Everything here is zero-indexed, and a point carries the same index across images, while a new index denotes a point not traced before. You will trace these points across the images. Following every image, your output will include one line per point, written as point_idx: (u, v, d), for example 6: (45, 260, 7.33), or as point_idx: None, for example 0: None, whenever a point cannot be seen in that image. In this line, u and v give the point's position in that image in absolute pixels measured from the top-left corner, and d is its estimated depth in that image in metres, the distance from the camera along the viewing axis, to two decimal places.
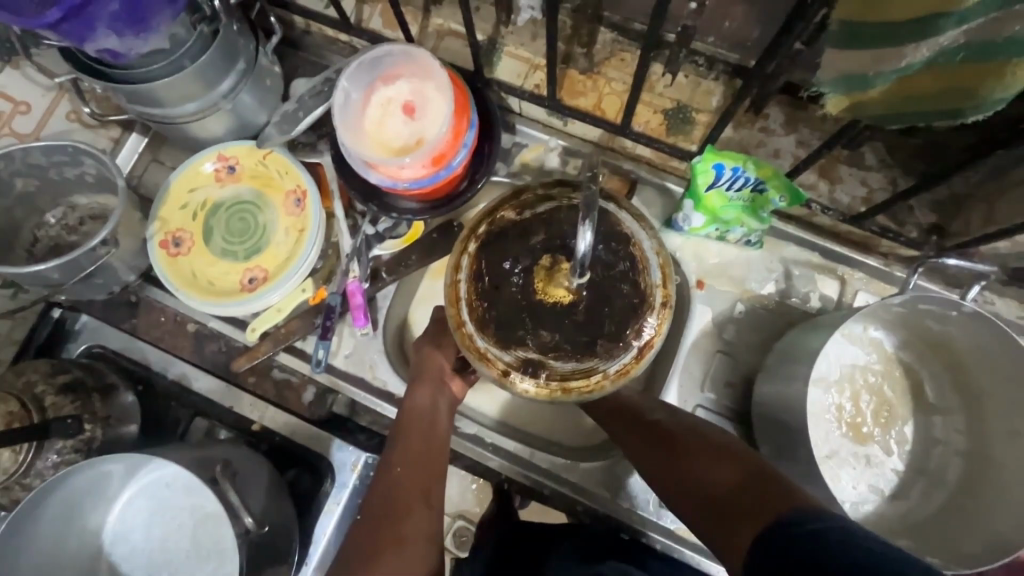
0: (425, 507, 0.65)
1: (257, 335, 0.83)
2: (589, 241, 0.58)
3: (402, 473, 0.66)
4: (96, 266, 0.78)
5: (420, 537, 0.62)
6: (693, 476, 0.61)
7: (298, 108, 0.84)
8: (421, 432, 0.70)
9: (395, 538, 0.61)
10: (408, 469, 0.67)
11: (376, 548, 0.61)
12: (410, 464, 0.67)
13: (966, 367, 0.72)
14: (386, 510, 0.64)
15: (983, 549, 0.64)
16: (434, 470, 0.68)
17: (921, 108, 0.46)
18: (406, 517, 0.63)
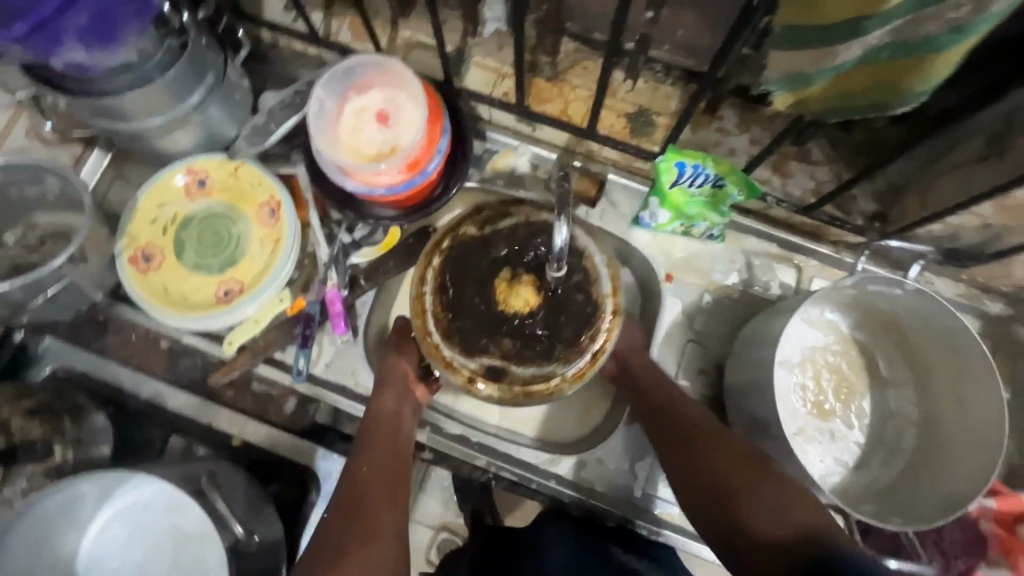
0: (392, 505, 0.66)
1: (235, 348, 0.82)
2: (566, 236, 0.65)
3: (374, 471, 0.68)
4: (62, 285, 0.76)
5: (388, 533, 0.63)
6: (723, 482, 0.64)
7: (269, 121, 0.86)
8: (386, 433, 0.71)
9: (366, 537, 0.62)
10: (374, 469, 0.68)
11: (345, 544, 0.61)
12: (380, 464, 0.68)
13: (913, 342, 0.79)
14: (356, 507, 0.64)
15: (941, 508, 0.70)
16: (399, 470, 0.69)
17: (856, 101, 0.51)
18: (375, 517, 0.64)
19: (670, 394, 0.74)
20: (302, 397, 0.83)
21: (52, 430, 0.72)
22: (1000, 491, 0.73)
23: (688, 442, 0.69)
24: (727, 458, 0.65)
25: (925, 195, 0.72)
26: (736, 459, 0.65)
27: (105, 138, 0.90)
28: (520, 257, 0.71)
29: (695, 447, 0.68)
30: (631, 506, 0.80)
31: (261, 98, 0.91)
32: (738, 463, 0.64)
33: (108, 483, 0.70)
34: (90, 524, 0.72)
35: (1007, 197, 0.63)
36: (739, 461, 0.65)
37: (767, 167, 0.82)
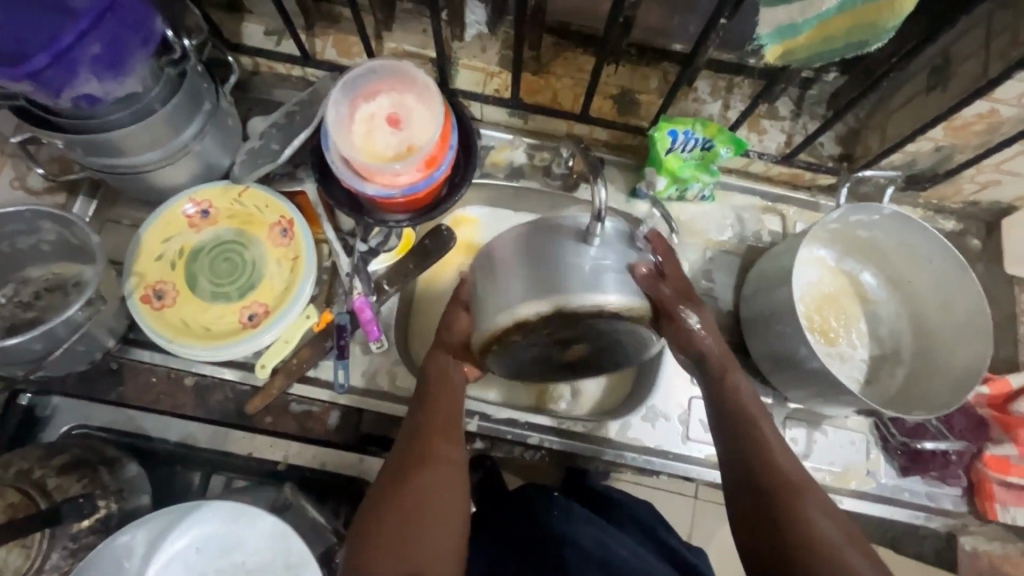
0: (451, 445, 0.66)
1: (268, 371, 0.81)
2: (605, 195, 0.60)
3: (433, 412, 0.68)
4: (78, 335, 0.72)
5: (444, 472, 0.63)
6: (798, 522, 0.57)
7: (269, 142, 0.85)
8: (446, 392, 0.70)
9: (422, 475, 0.62)
10: (434, 418, 0.68)
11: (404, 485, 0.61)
12: (438, 409, 0.68)
13: (893, 263, 0.88)
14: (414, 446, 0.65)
15: (950, 396, 0.79)
16: (455, 424, 0.68)
17: (838, 44, 0.58)
18: (432, 455, 0.64)
19: (762, 428, 0.65)
20: (343, 410, 0.82)
21: (91, 485, 0.70)
22: (989, 377, 0.83)
23: (769, 492, 0.60)
24: (816, 523, 0.57)
25: (884, 132, 0.83)
26: (825, 525, 0.57)
27: (91, 182, 0.87)
28: (574, 339, 0.65)
29: (779, 498, 0.60)
30: (679, 454, 0.84)
31: (250, 122, 0.90)
32: (828, 530, 0.57)
33: (162, 529, 0.68)
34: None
35: (956, 119, 0.74)
36: (828, 526, 0.57)
37: (744, 127, 0.90)
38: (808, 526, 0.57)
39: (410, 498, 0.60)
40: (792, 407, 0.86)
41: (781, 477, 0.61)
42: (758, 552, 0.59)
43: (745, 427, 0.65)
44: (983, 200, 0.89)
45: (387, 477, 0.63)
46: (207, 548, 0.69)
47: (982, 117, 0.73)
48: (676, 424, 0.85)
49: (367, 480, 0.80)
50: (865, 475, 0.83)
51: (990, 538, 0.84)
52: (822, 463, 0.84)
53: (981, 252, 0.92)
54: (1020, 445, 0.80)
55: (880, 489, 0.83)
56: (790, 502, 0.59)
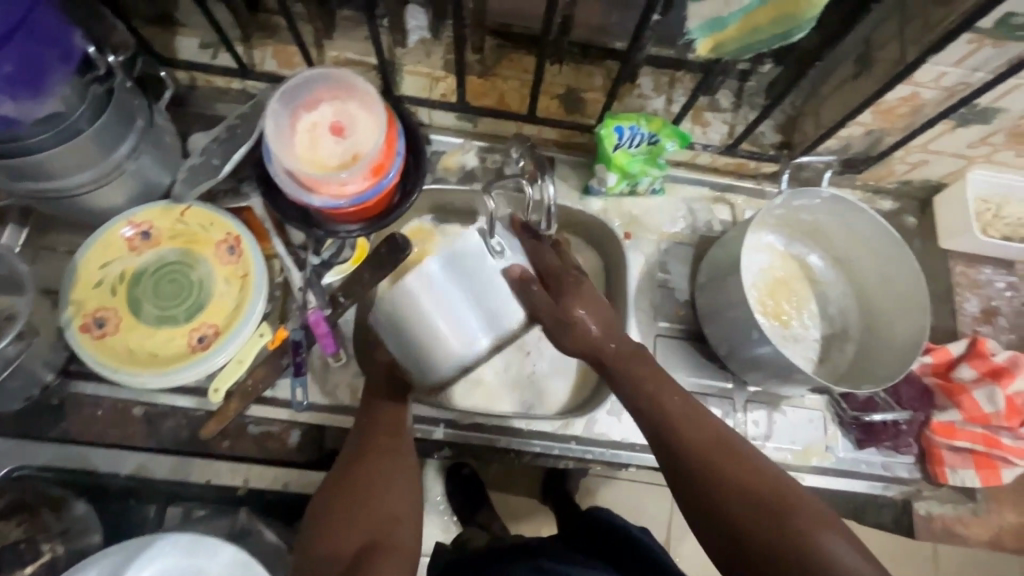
0: (392, 449, 0.67)
1: (222, 394, 0.78)
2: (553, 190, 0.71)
3: (377, 420, 0.70)
4: (10, 369, 0.70)
5: (390, 468, 0.65)
6: (724, 474, 0.58)
7: (209, 157, 0.82)
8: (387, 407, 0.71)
9: (367, 477, 0.64)
10: (374, 429, 0.69)
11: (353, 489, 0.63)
12: (379, 418, 0.70)
13: (836, 245, 0.92)
14: (357, 451, 0.67)
15: (896, 367, 0.83)
16: (395, 429, 0.69)
17: (762, 36, 0.61)
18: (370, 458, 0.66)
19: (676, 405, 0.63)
20: (305, 428, 0.80)
21: None
22: (932, 347, 0.87)
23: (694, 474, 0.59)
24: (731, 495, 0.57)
25: (818, 119, 0.86)
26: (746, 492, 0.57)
27: (20, 209, 0.82)
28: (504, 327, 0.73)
29: (704, 474, 0.59)
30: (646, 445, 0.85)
31: (190, 139, 0.87)
32: (747, 503, 0.56)
33: (115, 566, 0.65)
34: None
35: (881, 103, 0.77)
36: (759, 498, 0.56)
37: (688, 120, 0.92)
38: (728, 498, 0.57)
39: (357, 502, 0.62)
40: (752, 390, 0.88)
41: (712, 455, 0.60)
42: (706, 536, 0.58)
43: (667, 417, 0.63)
44: (915, 179, 0.93)
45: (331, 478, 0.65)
46: None
47: (904, 100, 0.76)
48: None
49: None
50: (825, 450, 0.86)
51: (942, 501, 0.88)
52: (783, 442, 0.86)
53: (917, 230, 0.96)
54: (963, 411, 0.84)
55: (839, 463, 0.86)
56: (708, 476, 0.59)
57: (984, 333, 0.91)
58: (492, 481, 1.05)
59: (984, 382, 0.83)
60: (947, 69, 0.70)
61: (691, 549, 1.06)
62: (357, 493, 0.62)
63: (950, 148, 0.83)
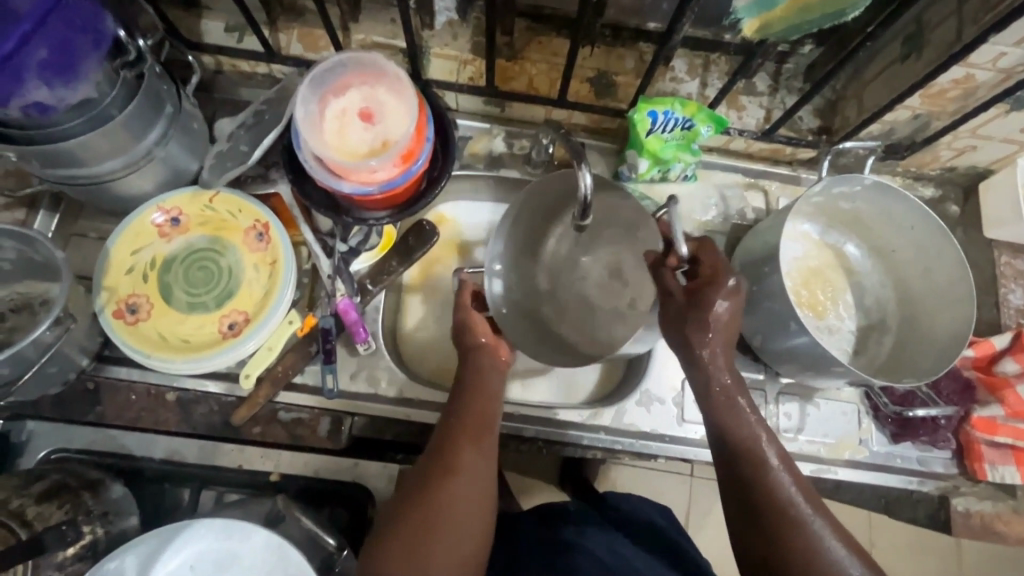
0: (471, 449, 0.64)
1: (253, 380, 0.78)
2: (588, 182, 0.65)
3: (463, 412, 0.66)
4: (48, 355, 0.70)
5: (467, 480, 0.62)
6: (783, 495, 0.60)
7: (237, 143, 0.82)
8: (475, 399, 0.67)
9: (446, 503, 0.60)
10: (457, 425, 0.65)
11: (426, 526, 0.58)
12: (471, 409, 0.66)
13: (876, 234, 0.89)
14: (439, 459, 0.63)
15: (936, 361, 0.80)
16: (475, 430, 0.65)
17: (813, 15, 0.58)
18: (455, 459, 0.62)
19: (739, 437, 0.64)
20: (334, 415, 0.80)
21: (74, 511, 0.68)
22: (973, 341, 0.85)
23: (763, 521, 0.59)
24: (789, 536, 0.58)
25: (861, 102, 0.83)
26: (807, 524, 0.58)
27: (50, 195, 0.82)
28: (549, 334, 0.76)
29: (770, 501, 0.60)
30: (674, 436, 0.84)
31: (217, 125, 0.87)
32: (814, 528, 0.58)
33: (153, 549, 0.66)
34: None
35: (932, 86, 0.74)
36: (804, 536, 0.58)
37: (723, 105, 0.89)
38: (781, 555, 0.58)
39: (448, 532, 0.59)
40: (784, 382, 0.86)
41: (778, 491, 0.60)
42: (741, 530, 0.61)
43: (742, 449, 0.62)
44: (959, 166, 0.90)
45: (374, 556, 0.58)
46: (203, 566, 0.67)
47: (958, 83, 0.73)
48: (671, 406, 0.85)
49: (364, 485, 0.78)
50: (859, 444, 0.84)
51: (981, 498, 0.86)
52: (816, 435, 0.84)
53: (960, 218, 0.93)
54: (1005, 406, 0.81)
55: (873, 457, 0.84)
56: (774, 524, 0.59)
57: None
58: (513, 468, 1.05)
59: None
60: (1006, 49, 0.66)
61: (715, 539, 1.05)
62: (438, 523, 0.59)
63: (1002, 133, 0.80)
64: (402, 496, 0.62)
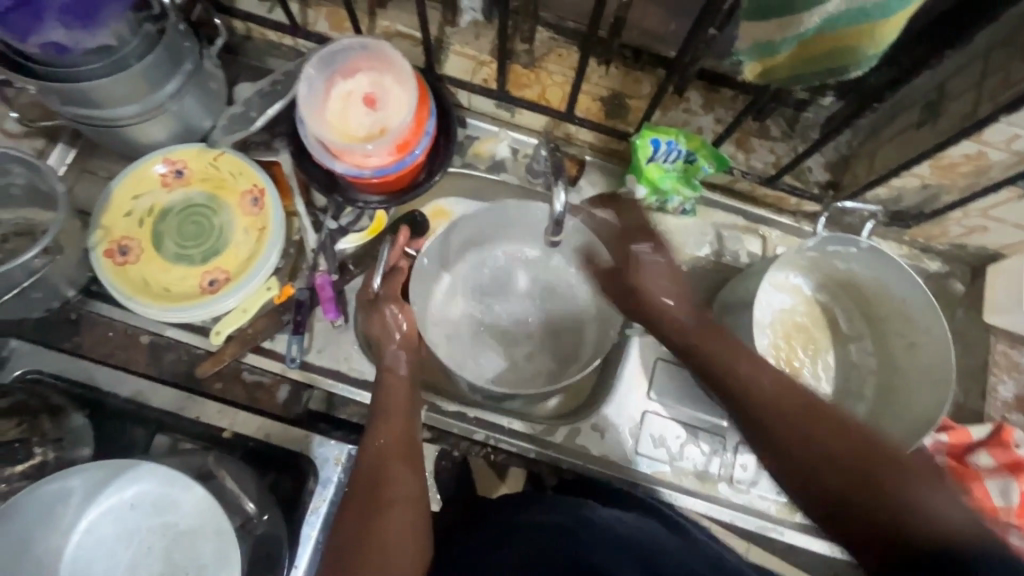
0: (405, 465, 0.66)
1: (222, 338, 0.82)
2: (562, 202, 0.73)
3: (387, 426, 0.69)
4: (33, 280, 0.74)
5: (405, 493, 0.64)
6: (900, 508, 0.51)
7: (248, 110, 0.84)
8: (399, 416, 0.71)
9: (383, 529, 0.60)
10: (387, 443, 0.67)
11: (360, 543, 0.59)
12: (393, 427, 0.69)
13: (869, 300, 0.86)
14: (373, 476, 0.64)
15: (903, 438, 0.78)
16: (405, 447, 0.68)
17: (818, 68, 0.57)
18: (388, 476, 0.64)
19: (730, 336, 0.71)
20: (293, 385, 0.83)
21: (30, 430, 0.73)
22: (950, 426, 0.82)
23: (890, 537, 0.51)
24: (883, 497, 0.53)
25: (872, 162, 0.81)
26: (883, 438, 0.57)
27: (71, 130, 0.86)
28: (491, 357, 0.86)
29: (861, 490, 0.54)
30: (624, 466, 0.84)
31: (236, 89, 0.90)
32: (923, 512, 0.50)
33: (100, 481, 0.69)
34: (71, 536, 0.70)
35: (942, 158, 0.71)
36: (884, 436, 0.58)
37: (733, 143, 0.87)
38: (866, 522, 0.53)
39: (391, 534, 0.60)
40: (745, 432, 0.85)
41: (865, 492, 0.53)
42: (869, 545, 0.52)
43: (807, 459, 0.58)
44: (969, 244, 0.86)
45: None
46: (141, 508, 0.70)
47: (969, 159, 0.70)
48: (628, 435, 0.85)
49: (309, 457, 0.76)
50: None
51: None
52: (769, 492, 0.84)
53: (963, 298, 0.89)
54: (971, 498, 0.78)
55: None
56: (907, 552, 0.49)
57: (1014, 421, 0.84)
58: None
59: (1000, 473, 0.78)
60: (1021, 131, 0.64)
61: None
62: (369, 543, 0.59)
63: (1015, 217, 0.76)
64: (341, 527, 0.61)
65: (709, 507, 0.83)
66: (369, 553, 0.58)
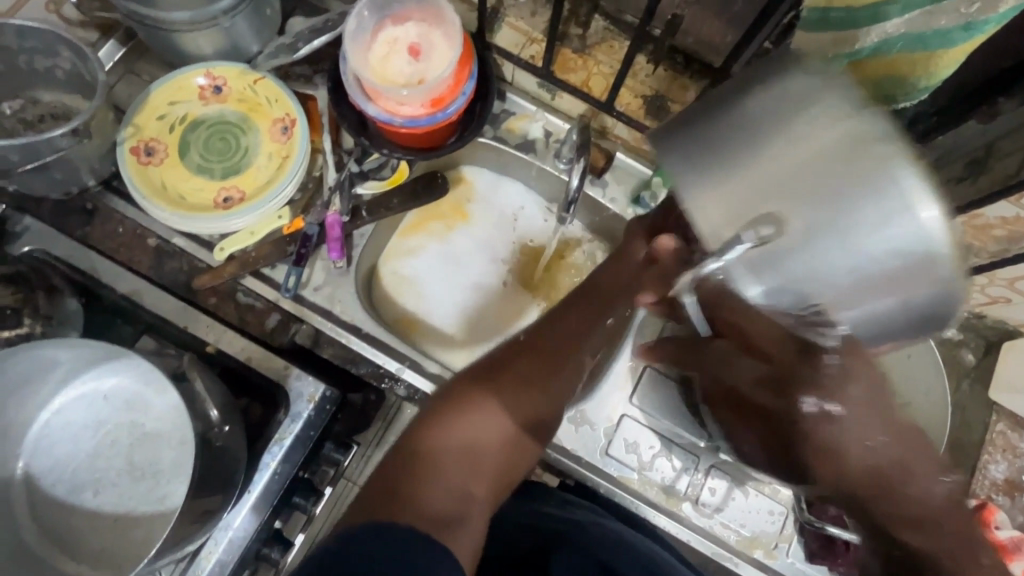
0: (564, 359, 0.70)
1: (225, 255, 0.83)
2: (578, 180, 0.78)
3: (566, 321, 0.72)
4: (57, 157, 0.75)
5: (547, 393, 0.68)
6: None
7: (296, 41, 0.85)
8: (579, 313, 0.73)
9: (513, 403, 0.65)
10: (555, 333, 0.71)
11: (487, 407, 0.64)
12: (569, 326, 0.72)
13: None
14: (531, 358, 0.69)
15: None
16: (566, 347, 0.71)
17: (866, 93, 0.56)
18: (549, 367, 0.69)
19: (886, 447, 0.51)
20: (284, 315, 0.84)
21: (24, 301, 0.74)
22: None
23: None
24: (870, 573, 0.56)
25: None
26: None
27: (124, 30, 0.88)
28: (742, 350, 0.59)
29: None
30: (593, 465, 0.82)
31: (290, 21, 0.91)
32: None
33: (80, 366, 0.70)
34: (40, 414, 0.71)
35: (977, 216, 0.70)
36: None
37: None
38: None
39: (522, 410, 0.66)
40: (720, 457, 0.83)
41: None
42: None
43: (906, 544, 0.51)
44: (989, 315, 0.83)
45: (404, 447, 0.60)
46: (115, 401, 0.71)
47: (1005, 222, 0.68)
48: (600, 433, 0.83)
49: (284, 389, 0.77)
50: (773, 548, 0.81)
51: None
52: (732, 521, 0.82)
53: (973, 370, 0.86)
54: None
55: (782, 567, 0.81)
56: None
57: (997, 503, 0.82)
58: None
59: None
60: None
61: None
62: (496, 412, 0.64)
63: None
64: (473, 376, 0.67)
65: (669, 523, 0.81)
66: (454, 427, 0.62)
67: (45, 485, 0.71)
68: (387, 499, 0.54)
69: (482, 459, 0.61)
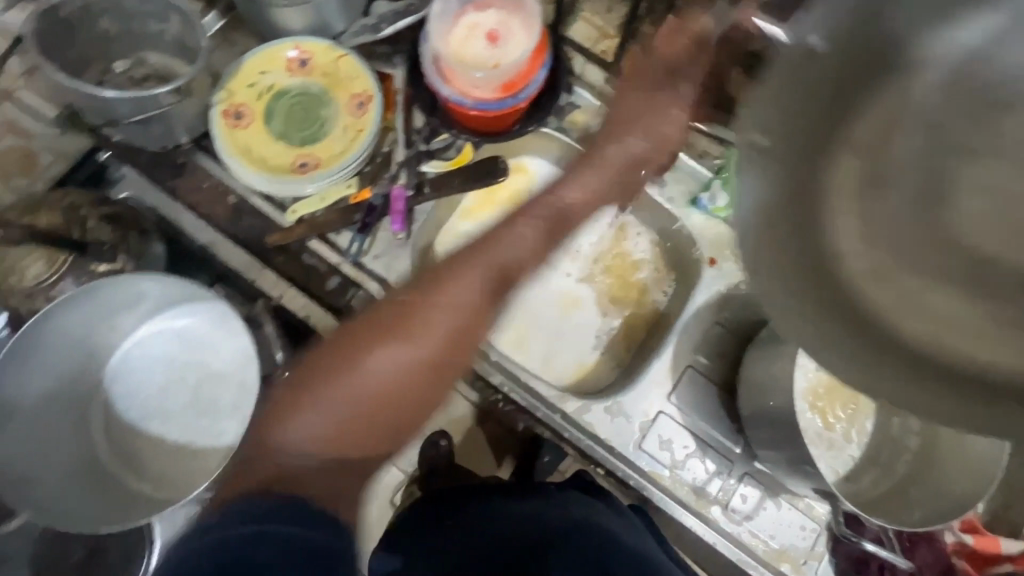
0: (439, 307, 0.61)
1: (296, 217, 0.88)
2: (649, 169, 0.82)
3: (438, 273, 0.64)
4: (159, 112, 0.82)
5: (407, 354, 0.59)
6: None
7: (381, 21, 0.90)
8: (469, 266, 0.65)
9: (370, 369, 0.57)
10: (416, 290, 0.63)
11: (337, 371, 0.57)
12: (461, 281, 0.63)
13: None
14: (401, 318, 0.60)
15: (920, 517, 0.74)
16: (439, 303, 0.61)
17: None
18: (414, 322, 0.60)
19: None
20: (344, 280, 0.88)
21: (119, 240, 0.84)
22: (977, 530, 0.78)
23: None
24: None
25: None
26: None
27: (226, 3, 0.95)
28: None
29: None
30: (624, 456, 0.82)
31: None
32: None
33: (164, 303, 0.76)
34: (122, 343, 0.78)
35: None
36: None
37: None
38: None
39: (381, 369, 0.57)
40: (755, 466, 0.83)
41: None
42: None
43: None
44: None
45: (291, 392, 0.58)
46: (187, 341, 0.78)
47: None
48: (635, 427, 0.83)
49: None
50: (801, 563, 0.80)
51: None
52: (761, 531, 0.81)
53: None
54: None
55: None
56: None
57: None
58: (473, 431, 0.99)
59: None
60: None
61: None
62: (338, 383, 0.56)
63: None
64: (333, 340, 0.60)
65: (699, 524, 0.81)
66: (336, 382, 0.56)
67: (117, 410, 0.77)
68: (266, 470, 0.53)
69: (349, 437, 0.56)
